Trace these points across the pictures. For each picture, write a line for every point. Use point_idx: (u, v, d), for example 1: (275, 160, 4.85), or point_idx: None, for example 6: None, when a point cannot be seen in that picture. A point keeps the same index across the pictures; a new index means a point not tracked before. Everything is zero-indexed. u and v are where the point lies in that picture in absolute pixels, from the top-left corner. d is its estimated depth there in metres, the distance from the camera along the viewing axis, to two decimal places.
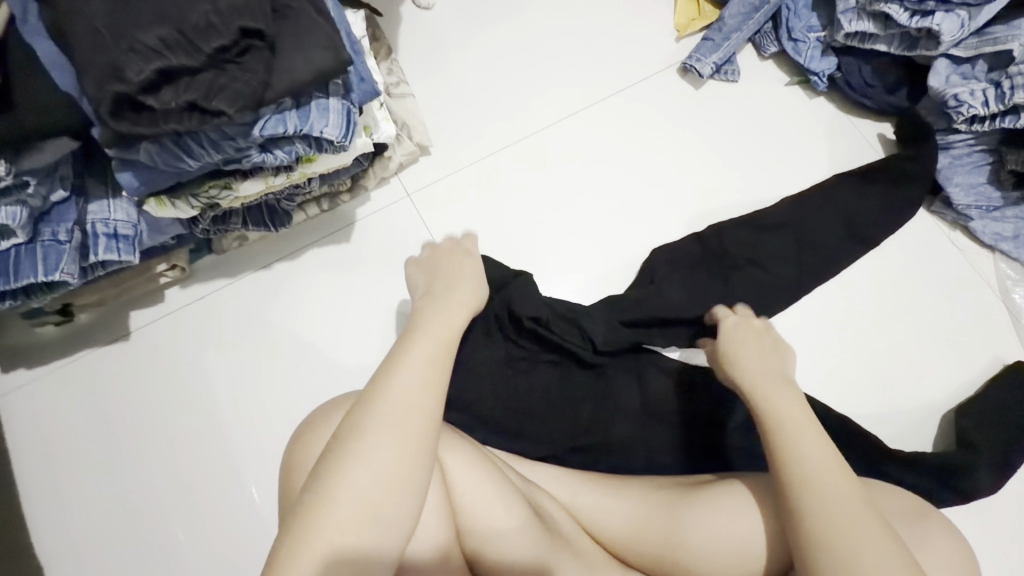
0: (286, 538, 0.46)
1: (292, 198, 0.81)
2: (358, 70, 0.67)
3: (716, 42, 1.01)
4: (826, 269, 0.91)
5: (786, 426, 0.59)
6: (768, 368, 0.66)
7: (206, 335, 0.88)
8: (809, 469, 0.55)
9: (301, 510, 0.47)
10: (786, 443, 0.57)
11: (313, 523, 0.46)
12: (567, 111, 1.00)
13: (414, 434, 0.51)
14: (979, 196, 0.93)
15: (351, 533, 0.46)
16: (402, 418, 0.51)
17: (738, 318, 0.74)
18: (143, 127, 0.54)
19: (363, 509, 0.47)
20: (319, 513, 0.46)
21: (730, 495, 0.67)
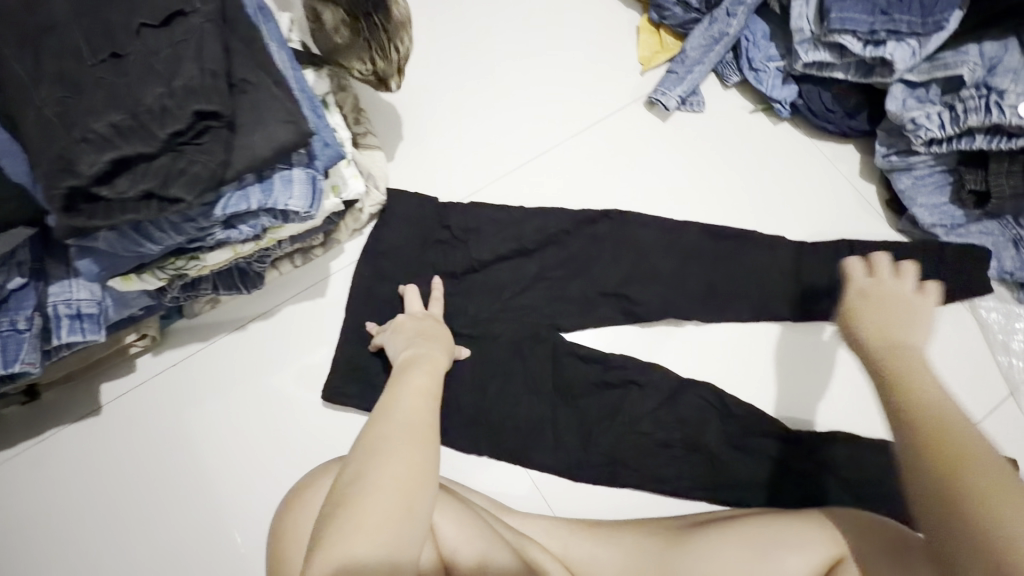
0: (332, 525, 0.49)
1: (264, 259, 0.80)
2: (322, 136, 0.66)
3: (680, 74, 1.02)
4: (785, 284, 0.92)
5: (935, 419, 0.49)
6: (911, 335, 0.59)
7: (181, 403, 0.86)
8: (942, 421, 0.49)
9: (340, 503, 0.50)
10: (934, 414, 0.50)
11: (354, 505, 0.49)
12: (535, 151, 1.00)
13: (425, 429, 0.58)
14: (943, 215, 0.94)
15: (390, 513, 0.50)
16: (414, 422, 0.59)
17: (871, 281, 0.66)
18: (96, 220, 0.53)
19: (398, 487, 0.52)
20: (355, 504, 0.49)
21: (720, 537, 0.67)
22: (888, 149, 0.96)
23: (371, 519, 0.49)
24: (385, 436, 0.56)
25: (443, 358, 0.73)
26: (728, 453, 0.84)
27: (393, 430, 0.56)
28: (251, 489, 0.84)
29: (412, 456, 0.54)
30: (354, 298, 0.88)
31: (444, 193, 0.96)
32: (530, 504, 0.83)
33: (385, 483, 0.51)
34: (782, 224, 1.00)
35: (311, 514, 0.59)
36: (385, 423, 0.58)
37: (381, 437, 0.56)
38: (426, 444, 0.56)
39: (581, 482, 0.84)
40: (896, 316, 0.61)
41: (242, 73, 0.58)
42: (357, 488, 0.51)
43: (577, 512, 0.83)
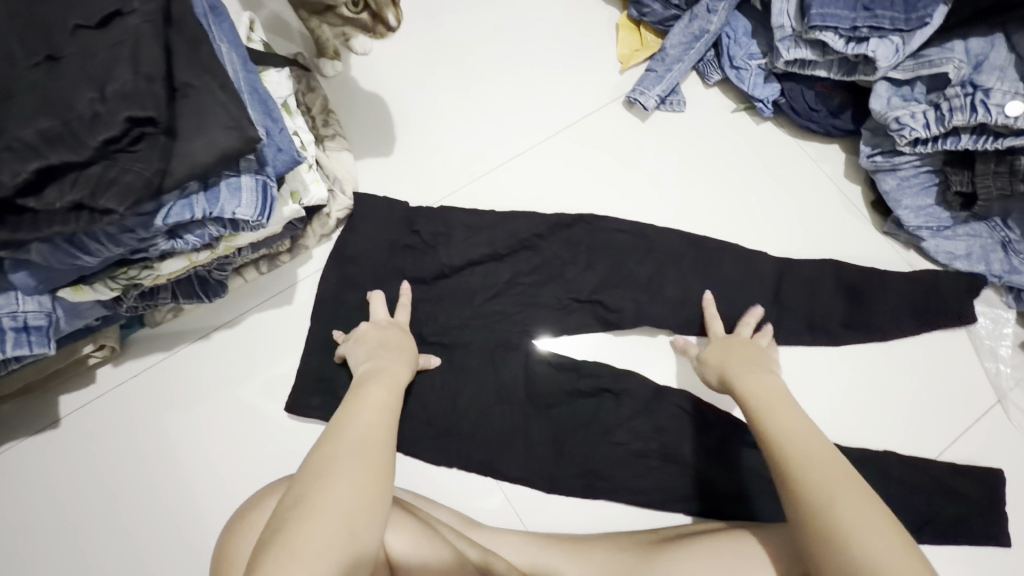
0: (271, 551, 0.47)
1: (224, 267, 0.77)
2: (275, 141, 0.64)
3: (660, 73, 0.99)
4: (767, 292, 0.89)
5: (803, 461, 0.59)
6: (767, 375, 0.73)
7: (142, 414, 0.84)
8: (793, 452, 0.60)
9: (281, 528, 0.49)
10: (790, 445, 0.61)
11: (296, 531, 0.49)
12: (510, 153, 0.98)
13: (377, 452, 0.58)
14: (928, 217, 0.92)
15: (332, 540, 0.49)
16: (366, 446, 0.58)
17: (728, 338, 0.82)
18: (23, 233, 0.50)
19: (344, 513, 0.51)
20: (296, 531, 0.49)
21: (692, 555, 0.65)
22: (873, 150, 0.93)
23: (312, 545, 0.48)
24: (333, 459, 0.55)
25: (401, 375, 0.72)
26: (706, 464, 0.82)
27: (344, 455, 0.56)
28: (215, 503, 0.81)
29: (360, 482, 0.54)
30: (321, 306, 0.86)
31: (416, 197, 0.94)
32: (501, 517, 0.81)
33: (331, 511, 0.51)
34: (764, 226, 0.97)
35: (251, 536, 0.58)
36: (336, 446, 0.57)
37: (328, 459, 0.55)
38: (376, 469, 0.56)
39: (555, 495, 0.82)
40: (746, 360, 0.77)
41: (185, 77, 0.56)
42: (299, 514, 0.50)
43: (550, 526, 0.81)
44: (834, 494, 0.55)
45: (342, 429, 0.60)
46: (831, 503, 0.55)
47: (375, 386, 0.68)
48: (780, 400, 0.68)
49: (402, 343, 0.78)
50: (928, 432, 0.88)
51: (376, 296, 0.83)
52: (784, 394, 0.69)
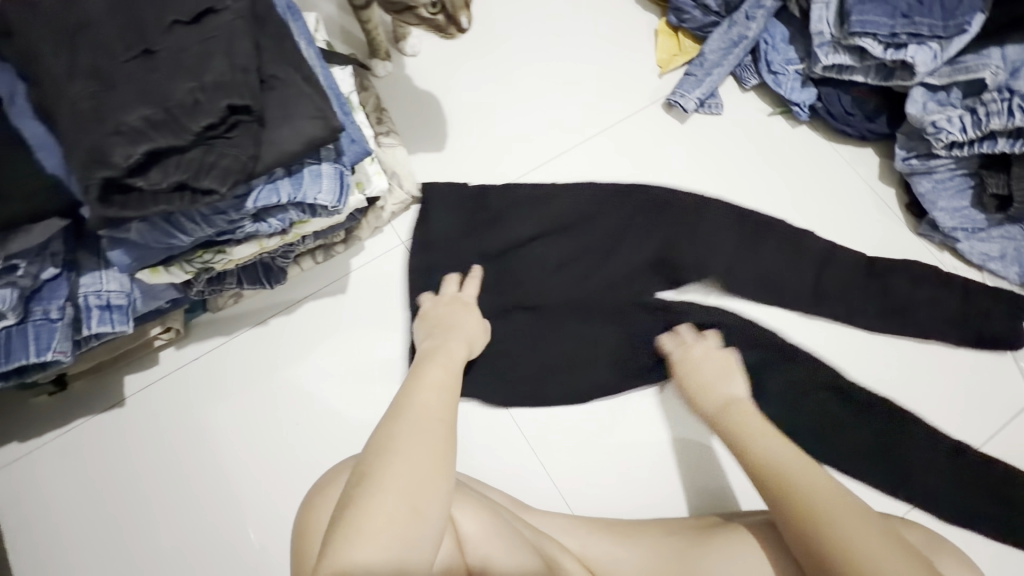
0: (337, 532, 0.49)
1: (287, 254, 0.81)
2: (349, 132, 0.68)
3: (699, 77, 1.03)
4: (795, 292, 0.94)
5: (794, 485, 0.63)
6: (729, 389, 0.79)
7: (201, 395, 0.87)
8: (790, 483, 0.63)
9: (347, 510, 0.51)
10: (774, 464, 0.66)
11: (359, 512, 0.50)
12: (553, 151, 1.01)
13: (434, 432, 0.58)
14: (964, 219, 0.94)
15: (392, 521, 0.50)
16: (425, 426, 0.58)
17: (688, 351, 0.86)
18: (130, 210, 0.54)
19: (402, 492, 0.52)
20: (360, 512, 0.50)
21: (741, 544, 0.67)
22: (909, 153, 0.96)
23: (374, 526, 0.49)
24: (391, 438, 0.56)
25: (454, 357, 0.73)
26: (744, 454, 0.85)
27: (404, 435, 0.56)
28: (271, 483, 0.84)
29: (418, 460, 0.54)
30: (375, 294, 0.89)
31: (477, 180, 0.98)
32: (548, 501, 0.84)
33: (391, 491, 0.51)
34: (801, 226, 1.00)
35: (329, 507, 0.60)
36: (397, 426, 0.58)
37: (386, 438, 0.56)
38: (433, 448, 0.56)
39: (600, 479, 0.85)
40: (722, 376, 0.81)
41: (272, 69, 0.59)
42: (365, 492, 0.51)
43: (594, 511, 0.84)
44: (814, 503, 0.60)
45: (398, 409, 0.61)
46: (818, 512, 0.59)
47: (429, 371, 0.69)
48: (731, 407, 0.76)
49: (461, 317, 0.82)
50: (962, 429, 0.90)
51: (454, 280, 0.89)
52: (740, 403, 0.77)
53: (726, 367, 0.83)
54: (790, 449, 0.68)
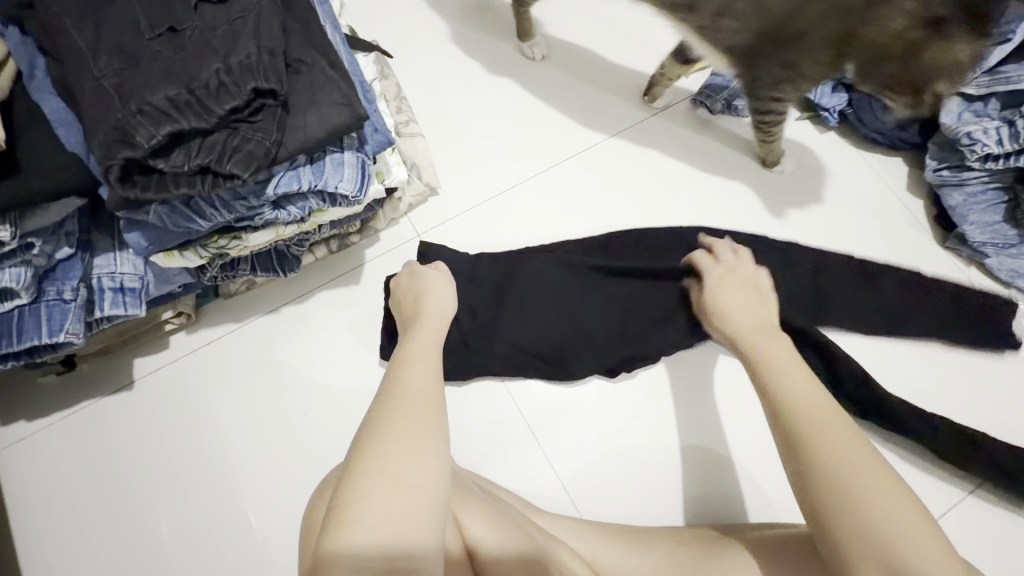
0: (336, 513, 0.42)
1: (302, 243, 0.79)
2: (372, 120, 0.66)
3: (727, 77, 1.00)
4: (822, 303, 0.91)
5: (784, 388, 0.60)
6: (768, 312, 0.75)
7: (211, 381, 0.86)
8: (789, 397, 0.59)
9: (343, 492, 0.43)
10: (791, 396, 0.59)
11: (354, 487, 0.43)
12: (576, 148, 1.00)
13: (427, 401, 0.51)
14: (995, 234, 0.91)
15: (387, 490, 0.43)
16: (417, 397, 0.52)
17: (721, 266, 0.82)
18: (151, 192, 0.53)
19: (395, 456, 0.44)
20: (352, 491, 0.43)
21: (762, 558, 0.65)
22: (939, 164, 0.94)
23: (371, 501, 0.42)
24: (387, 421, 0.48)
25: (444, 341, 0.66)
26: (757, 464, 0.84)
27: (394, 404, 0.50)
28: (277, 472, 0.83)
29: (413, 426, 0.47)
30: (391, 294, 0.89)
31: (497, 174, 0.97)
32: (557, 504, 0.82)
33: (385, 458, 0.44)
34: (826, 234, 0.98)
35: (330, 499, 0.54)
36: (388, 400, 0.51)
37: (381, 422, 0.47)
38: (425, 413, 0.49)
39: (611, 484, 0.83)
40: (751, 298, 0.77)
41: (298, 53, 0.58)
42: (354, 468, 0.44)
43: (605, 517, 0.82)
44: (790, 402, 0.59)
45: (389, 387, 0.53)
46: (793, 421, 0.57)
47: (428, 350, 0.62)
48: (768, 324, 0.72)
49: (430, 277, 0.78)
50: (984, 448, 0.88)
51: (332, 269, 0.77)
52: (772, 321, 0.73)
53: (760, 298, 0.77)
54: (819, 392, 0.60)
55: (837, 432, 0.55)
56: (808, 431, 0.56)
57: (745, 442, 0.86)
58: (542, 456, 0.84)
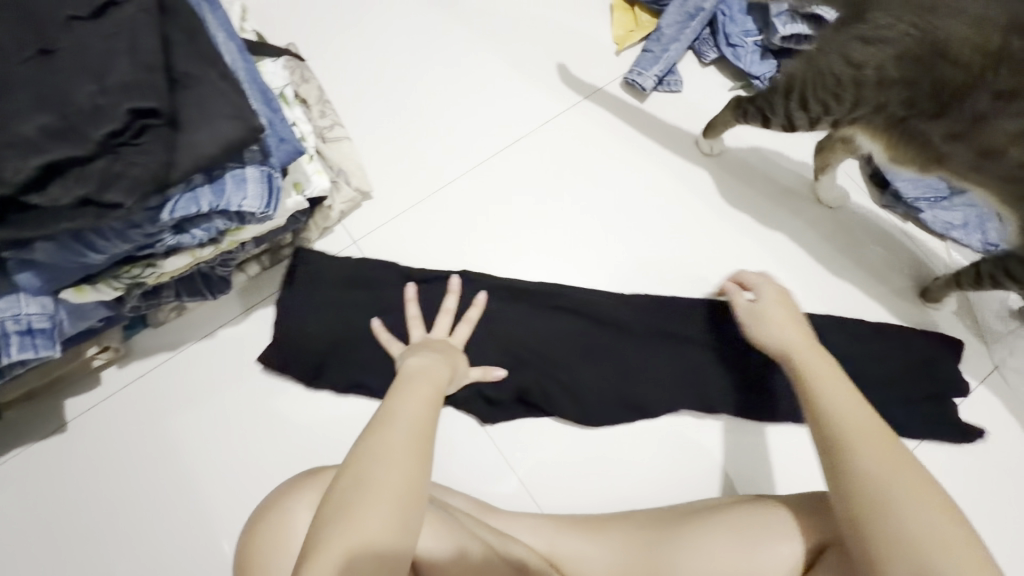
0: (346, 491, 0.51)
1: (227, 262, 0.76)
2: (276, 130, 0.63)
3: (656, 53, 0.99)
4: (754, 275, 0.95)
5: (862, 446, 0.52)
6: (806, 334, 0.66)
7: (145, 416, 0.81)
8: (873, 474, 0.49)
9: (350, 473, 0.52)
10: (837, 420, 0.54)
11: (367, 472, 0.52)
12: (511, 139, 0.98)
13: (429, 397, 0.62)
14: (925, 188, 0.94)
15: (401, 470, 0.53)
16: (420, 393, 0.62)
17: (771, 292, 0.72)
18: (31, 231, 0.49)
19: (405, 442, 0.55)
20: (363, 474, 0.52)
21: (723, 527, 0.65)
22: None
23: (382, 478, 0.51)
24: (379, 441, 0.54)
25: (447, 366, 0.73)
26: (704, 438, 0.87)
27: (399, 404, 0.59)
28: (225, 504, 0.79)
29: (416, 418, 0.58)
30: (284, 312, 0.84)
31: (430, 173, 0.95)
32: (516, 501, 0.82)
33: (392, 441, 0.54)
34: (763, 205, 0.99)
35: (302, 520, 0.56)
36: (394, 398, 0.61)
37: (390, 418, 0.57)
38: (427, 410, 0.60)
39: (569, 475, 0.84)
40: (790, 315, 0.68)
41: (185, 68, 0.55)
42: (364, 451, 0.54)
43: (565, 507, 0.82)
44: (883, 492, 0.48)
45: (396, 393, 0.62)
46: (884, 520, 0.47)
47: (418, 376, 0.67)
48: (807, 348, 0.63)
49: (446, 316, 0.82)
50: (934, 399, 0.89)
51: (486, 368, 0.83)
52: (818, 343, 0.65)
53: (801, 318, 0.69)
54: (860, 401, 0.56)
55: (941, 517, 0.47)
56: (901, 516, 0.47)
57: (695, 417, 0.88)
58: (498, 456, 0.84)
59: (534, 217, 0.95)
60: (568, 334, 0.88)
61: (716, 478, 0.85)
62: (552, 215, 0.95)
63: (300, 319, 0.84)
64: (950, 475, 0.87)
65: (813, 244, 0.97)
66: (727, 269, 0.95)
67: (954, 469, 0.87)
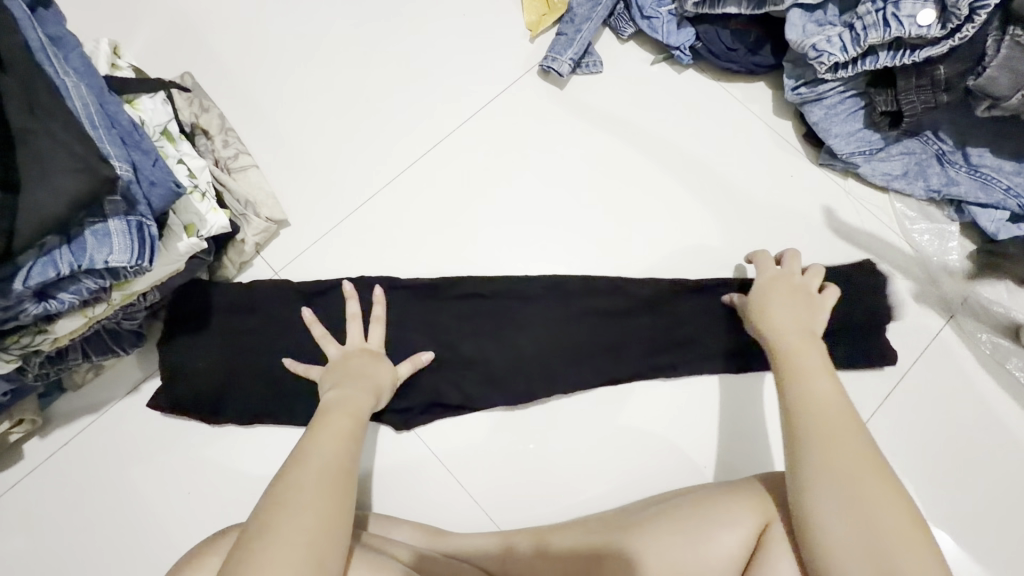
0: (261, 516, 0.52)
1: (132, 314, 0.73)
2: (146, 174, 0.59)
3: (569, 36, 0.95)
4: (695, 253, 0.92)
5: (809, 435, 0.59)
6: (809, 323, 0.73)
7: (79, 481, 0.79)
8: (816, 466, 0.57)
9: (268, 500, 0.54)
10: (804, 410, 0.61)
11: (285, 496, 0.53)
12: (430, 143, 0.94)
13: (355, 424, 0.66)
14: (860, 142, 0.90)
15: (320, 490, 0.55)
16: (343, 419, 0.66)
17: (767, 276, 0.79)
18: None
19: (325, 468, 0.57)
20: (281, 502, 0.53)
21: (669, 525, 0.63)
22: (796, 82, 0.90)
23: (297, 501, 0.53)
24: (296, 475, 0.56)
25: (365, 409, 0.69)
26: (655, 429, 0.85)
27: (321, 436, 0.62)
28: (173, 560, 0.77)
29: (337, 445, 0.61)
30: (204, 355, 0.80)
31: (349, 190, 0.91)
32: (472, 522, 0.82)
33: (312, 468, 0.57)
34: (697, 177, 0.95)
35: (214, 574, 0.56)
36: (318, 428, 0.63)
37: (310, 447, 0.60)
38: (347, 437, 0.63)
39: (523, 483, 0.83)
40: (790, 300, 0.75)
41: (18, 120, 0.50)
42: (285, 481, 0.55)
43: (521, 520, 0.82)
44: (838, 480, 0.55)
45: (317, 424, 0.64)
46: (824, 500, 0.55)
47: (334, 427, 0.63)
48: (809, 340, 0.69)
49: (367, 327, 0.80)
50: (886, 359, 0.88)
51: (414, 358, 0.81)
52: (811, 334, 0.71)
53: (807, 302, 0.75)
54: (841, 398, 0.62)
55: (871, 487, 0.54)
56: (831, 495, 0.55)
57: (646, 407, 0.86)
58: (449, 475, 0.83)
59: (463, 223, 0.91)
60: (507, 339, 0.84)
61: (673, 466, 0.84)
62: (481, 219, 0.92)
63: (226, 362, 0.80)
64: (905, 434, 0.86)
65: (754, 212, 0.94)
66: (667, 250, 0.92)
67: (909, 429, 0.87)
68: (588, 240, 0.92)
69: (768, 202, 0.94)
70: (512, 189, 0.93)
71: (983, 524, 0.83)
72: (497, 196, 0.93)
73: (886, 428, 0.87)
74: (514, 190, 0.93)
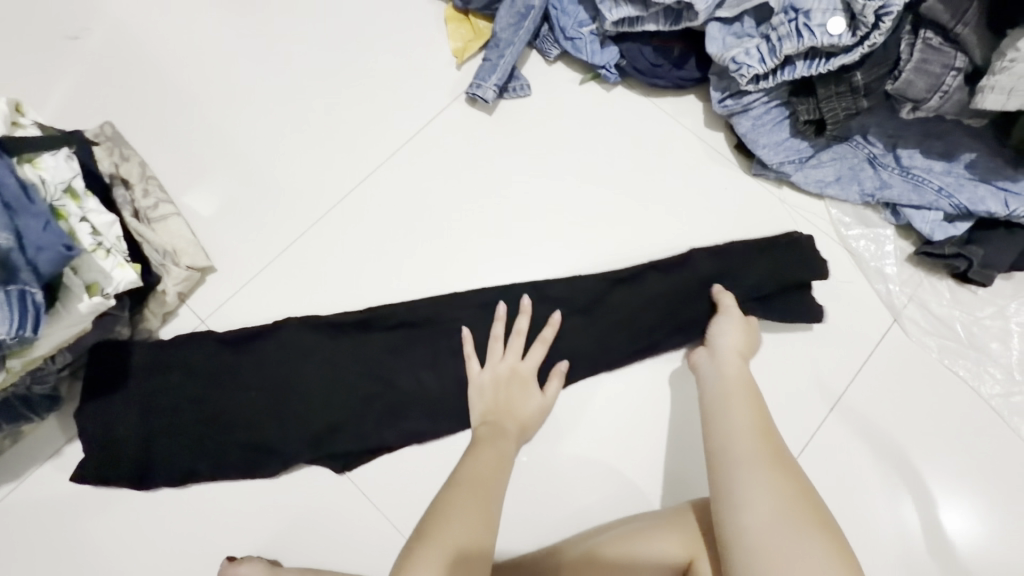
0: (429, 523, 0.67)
1: (44, 377, 0.73)
2: (32, 238, 0.56)
3: (494, 61, 0.94)
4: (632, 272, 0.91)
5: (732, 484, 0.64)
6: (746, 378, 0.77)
7: (3, 553, 0.76)
8: (745, 521, 0.61)
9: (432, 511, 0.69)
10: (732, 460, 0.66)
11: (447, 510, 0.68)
12: (359, 177, 0.93)
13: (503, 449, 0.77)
14: (788, 151, 0.89)
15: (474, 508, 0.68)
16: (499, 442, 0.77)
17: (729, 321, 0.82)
18: None
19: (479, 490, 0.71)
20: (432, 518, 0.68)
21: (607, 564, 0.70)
22: (722, 94, 0.89)
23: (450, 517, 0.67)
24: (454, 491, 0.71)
25: (505, 456, 0.76)
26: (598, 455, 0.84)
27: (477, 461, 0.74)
28: None
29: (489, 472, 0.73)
30: (127, 413, 0.78)
31: (278, 230, 0.90)
32: None
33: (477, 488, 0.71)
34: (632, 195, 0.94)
35: None
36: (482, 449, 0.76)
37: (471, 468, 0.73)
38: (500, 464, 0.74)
39: None
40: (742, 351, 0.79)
41: None
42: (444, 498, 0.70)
43: None
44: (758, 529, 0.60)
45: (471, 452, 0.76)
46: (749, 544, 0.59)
47: (487, 451, 0.76)
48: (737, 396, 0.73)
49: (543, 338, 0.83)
50: (830, 368, 0.87)
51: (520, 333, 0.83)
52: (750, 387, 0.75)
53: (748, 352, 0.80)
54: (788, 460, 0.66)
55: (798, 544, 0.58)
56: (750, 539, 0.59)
57: (587, 435, 0.85)
58: (387, 518, 0.81)
59: (396, 257, 0.90)
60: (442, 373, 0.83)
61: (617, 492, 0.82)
62: (413, 252, 0.90)
63: (151, 417, 0.78)
64: (854, 445, 0.84)
65: (690, 227, 0.93)
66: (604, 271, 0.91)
67: (859, 439, 0.85)
68: (523, 266, 0.90)
69: (704, 216, 0.93)
70: (445, 219, 0.92)
71: (936, 532, 0.82)
72: (429, 227, 0.91)
73: (835, 441, 0.84)
74: (446, 220, 0.92)
